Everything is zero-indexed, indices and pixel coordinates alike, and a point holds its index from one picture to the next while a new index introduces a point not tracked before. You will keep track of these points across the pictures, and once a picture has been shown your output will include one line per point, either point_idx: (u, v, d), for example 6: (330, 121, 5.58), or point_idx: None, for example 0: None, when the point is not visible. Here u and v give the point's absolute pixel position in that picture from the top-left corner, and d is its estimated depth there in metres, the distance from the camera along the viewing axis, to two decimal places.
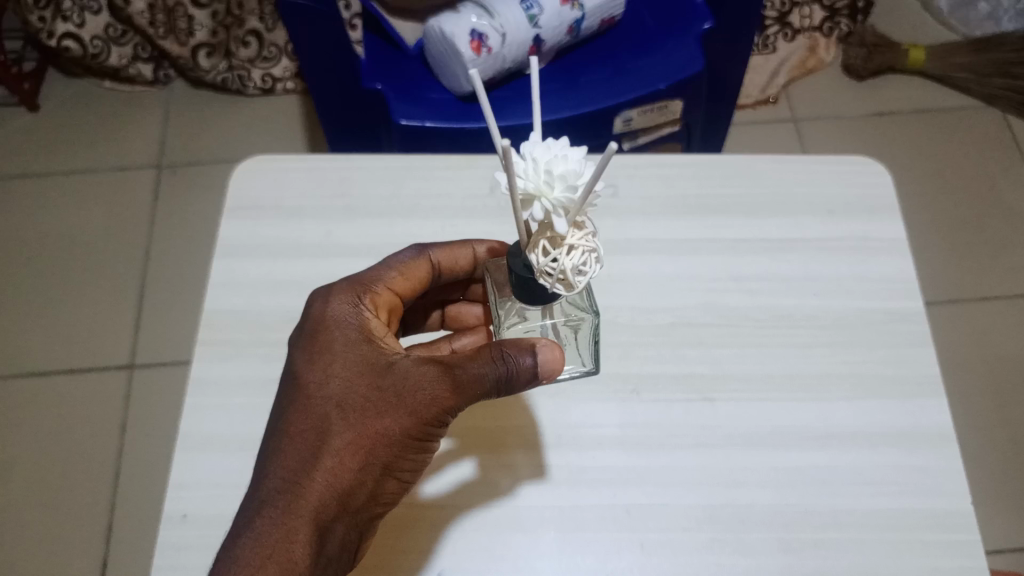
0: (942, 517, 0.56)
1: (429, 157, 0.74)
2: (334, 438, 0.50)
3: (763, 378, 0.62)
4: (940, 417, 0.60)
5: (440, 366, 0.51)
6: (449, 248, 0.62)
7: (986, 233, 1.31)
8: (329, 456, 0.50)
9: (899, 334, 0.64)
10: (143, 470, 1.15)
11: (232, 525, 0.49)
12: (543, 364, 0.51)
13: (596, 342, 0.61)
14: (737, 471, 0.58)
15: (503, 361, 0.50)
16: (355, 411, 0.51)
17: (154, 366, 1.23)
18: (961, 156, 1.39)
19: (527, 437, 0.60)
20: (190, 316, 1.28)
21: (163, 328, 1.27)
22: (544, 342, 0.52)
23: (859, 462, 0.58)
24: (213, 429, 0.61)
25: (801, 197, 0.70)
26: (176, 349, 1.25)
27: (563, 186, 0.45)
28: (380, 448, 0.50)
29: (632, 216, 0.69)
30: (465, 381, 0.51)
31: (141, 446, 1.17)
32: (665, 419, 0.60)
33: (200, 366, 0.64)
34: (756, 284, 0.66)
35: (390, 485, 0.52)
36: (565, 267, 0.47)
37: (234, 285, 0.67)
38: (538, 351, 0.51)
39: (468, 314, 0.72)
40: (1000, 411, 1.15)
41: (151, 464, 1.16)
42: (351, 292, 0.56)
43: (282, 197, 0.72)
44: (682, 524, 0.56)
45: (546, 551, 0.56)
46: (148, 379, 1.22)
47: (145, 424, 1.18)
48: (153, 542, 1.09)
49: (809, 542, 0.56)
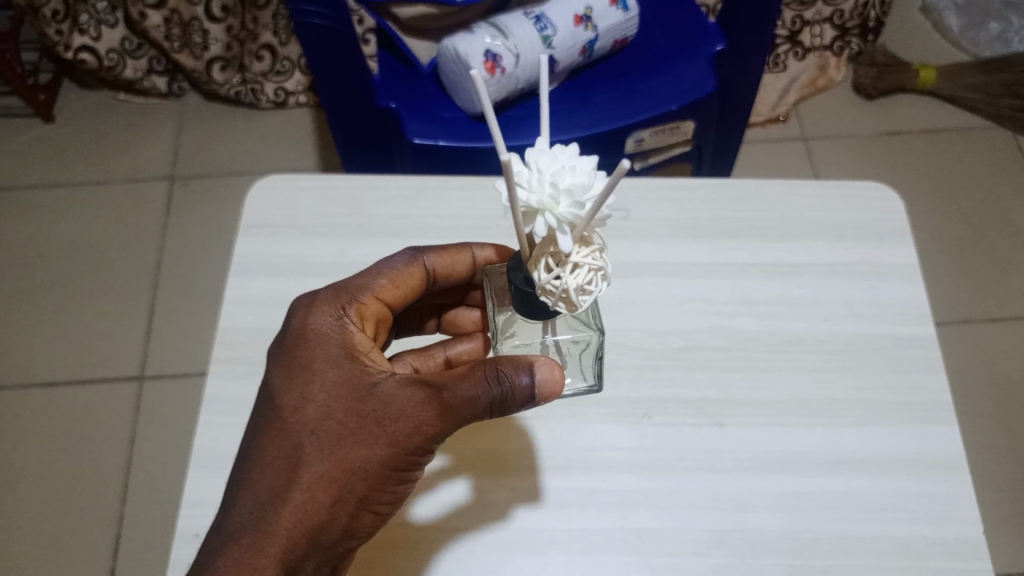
0: (951, 544, 0.56)
1: (442, 177, 0.74)
2: (308, 468, 0.50)
3: (773, 403, 0.62)
4: (949, 444, 0.60)
5: (427, 392, 0.51)
6: (446, 253, 0.62)
7: (996, 254, 1.31)
8: (301, 488, 0.50)
9: (907, 360, 0.64)
10: (158, 482, 1.16)
11: (198, 556, 0.49)
12: (539, 385, 0.52)
13: (599, 361, 0.60)
14: (746, 495, 0.58)
15: (498, 381, 0.51)
16: (332, 438, 0.51)
17: (170, 378, 1.24)
18: (971, 178, 1.39)
19: (523, 462, 0.60)
20: (206, 328, 1.29)
21: (180, 340, 1.28)
22: (541, 363, 0.52)
23: (869, 488, 0.58)
24: (225, 448, 0.61)
25: (812, 222, 0.70)
26: (191, 361, 1.25)
27: (569, 202, 0.44)
28: (355, 480, 0.50)
29: (643, 239, 0.69)
30: (454, 405, 0.51)
31: (156, 458, 1.17)
32: (675, 443, 0.60)
33: (214, 384, 0.64)
34: (766, 308, 0.66)
35: (367, 519, 0.52)
36: (568, 285, 0.47)
37: (248, 304, 0.68)
38: (535, 370, 0.51)
39: (465, 319, 0.72)
40: (1009, 434, 1.14)
41: (164, 476, 1.16)
42: (335, 303, 0.56)
43: (296, 215, 0.72)
44: (691, 549, 0.56)
45: (558, 571, 0.56)
46: (162, 390, 1.23)
47: (162, 435, 1.19)
48: (165, 552, 1.10)
49: (817, 568, 0.56)
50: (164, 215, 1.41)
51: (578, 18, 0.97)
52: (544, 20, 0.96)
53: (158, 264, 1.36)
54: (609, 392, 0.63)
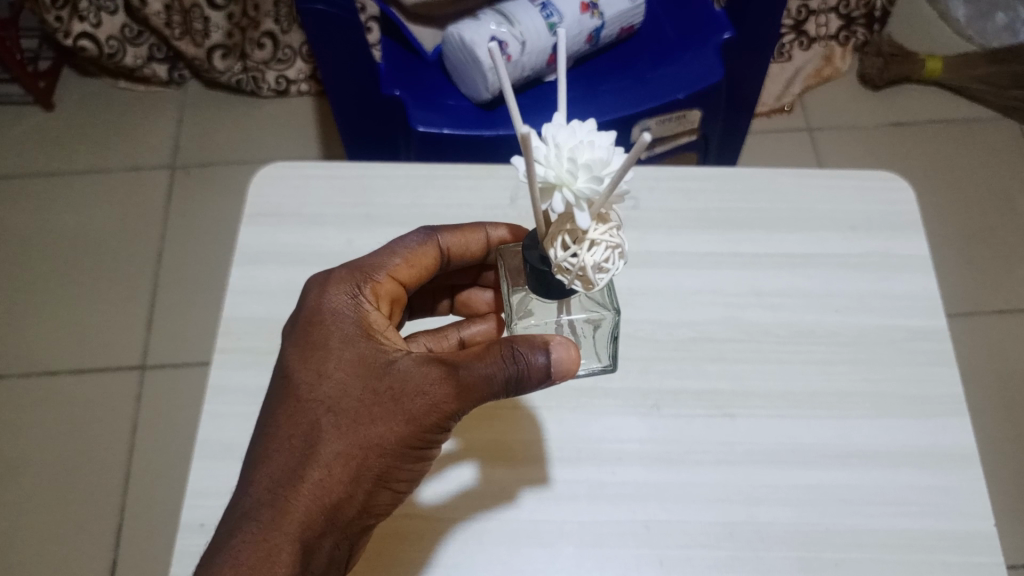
0: (963, 537, 0.56)
1: (450, 166, 0.73)
2: (324, 446, 0.49)
3: (784, 395, 0.61)
4: (961, 437, 0.60)
5: (445, 368, 0.51)
6: (460, 233, 0.62)
7: (1001, 247, 1.30)
8: (319, 465, 0.49)
9: (918, 352, 0.63)
10: (160, 472, 1.15)
11: (212, 538, 0.49)
12: (558, 363, 0.50)
13: (614, 341, 0.59)
14: (756, 487, 0.58)
15: (515, 359, 0.49)
16: (348, 416, 0.50)
17: (172, 368, 1.23)
18: (977, 170, 1.38)
19: (533, 450, 0.60)
20: (209, 318, 1.28)
21: (182, 329, 1.27)
22: (558, 341, 0.51)
23: (881, 481, 0.58)
24: (230, 438, 0.61)
25: (823, 213, 0.70)
26: (193, 350, 1.25)
27: (588, 177, 0.43)
28: (373, 458, 0.50)
29: (652, 229, 0.69)
30: (471, 383, 0.50)
31: (158, 448, 1.17)
32: (685, 435, 0.60)
33: (220, 373, 0.64)
34: (777, 299, 0.65)
35: (383, 497, 0.51)
36: (585, 263, 0.47)
37: (255, 292, 0.67)
38: (552, 349, 0.50)
39: (478, 300, 0.71)
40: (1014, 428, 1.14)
41: (167, 466, 1.16)
42: (350, 280, 0.56)
43: (303, 204, 0.71)
44: (702, 541, 0.56)
45: (566, 564, 0.56)
46: (164, 380, 1.22)
47: (163, 426, 1.18)
48: (169, 543, 1.09)
49: (828, 562, 0.55)
50: (166, 204, 1.40)
51: (585, 5, 0.95)
52: (550, 7, 0.95)
53: (159, 253, 1.35)
54: (619, 383, 0.62)
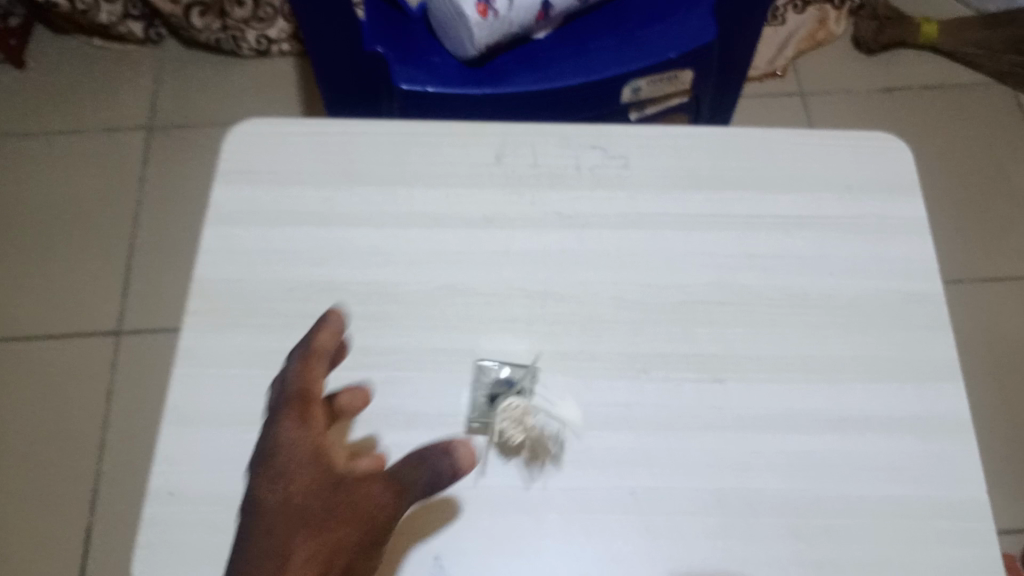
0: (955, 504, 0.55)
1: (435, 125, 0.70)
2: (295, 554, 0.48)
3: (775, 360, 0.60)
4: (954, 403, 0.58)
5: (387, 479, 0.52)
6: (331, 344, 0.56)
7: (993, 213, 1.29)
8: (298, 559, 0.48)
9: (913, 317, 0.62)
10: (134, 440, 1.13)
11: None
12: (465, 462, 0.54)
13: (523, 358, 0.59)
14: (746, 454, 0.56)
15: (428, 463, 0.53)
16: (309, 519, 0.49)
17: (141, 334, 1.21)
18: (970, 135, 1.36)
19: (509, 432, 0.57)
20: (181, 282, 1.25)
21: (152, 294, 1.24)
22: (463, 441, 0.55)
23: (873, 448, 0.57)
24: (205, 404, 0.60)
25: (819, 174, 0.67)
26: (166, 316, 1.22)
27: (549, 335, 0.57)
28: (340, 558, 0.49)
29: (642, 190, 0.67)
30: (417, 483, 0.52)
31: (130, 416, 1.14)
32: (674, 401, 0.58)
33: (193, 337, 0.62)
34: (769, 263, 0.64)
35: None
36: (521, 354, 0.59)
37: (229, 253, 0.65)
38: (457, 451, 0.54)
39: None
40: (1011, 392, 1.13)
41: (140, 433, 1.13)
42: (283, 409, 0.53)
43: (280, 161, 0.68)
44: (689, 508, 0.55)
45: (551, 531, 0.54)
46: (137, 345, 1.19)
47: (136, 393, 1.16)
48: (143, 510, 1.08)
49: (818, 529, 0.54)
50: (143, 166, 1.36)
51: None
52: None
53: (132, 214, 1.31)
54: (606, 347, 0.60)
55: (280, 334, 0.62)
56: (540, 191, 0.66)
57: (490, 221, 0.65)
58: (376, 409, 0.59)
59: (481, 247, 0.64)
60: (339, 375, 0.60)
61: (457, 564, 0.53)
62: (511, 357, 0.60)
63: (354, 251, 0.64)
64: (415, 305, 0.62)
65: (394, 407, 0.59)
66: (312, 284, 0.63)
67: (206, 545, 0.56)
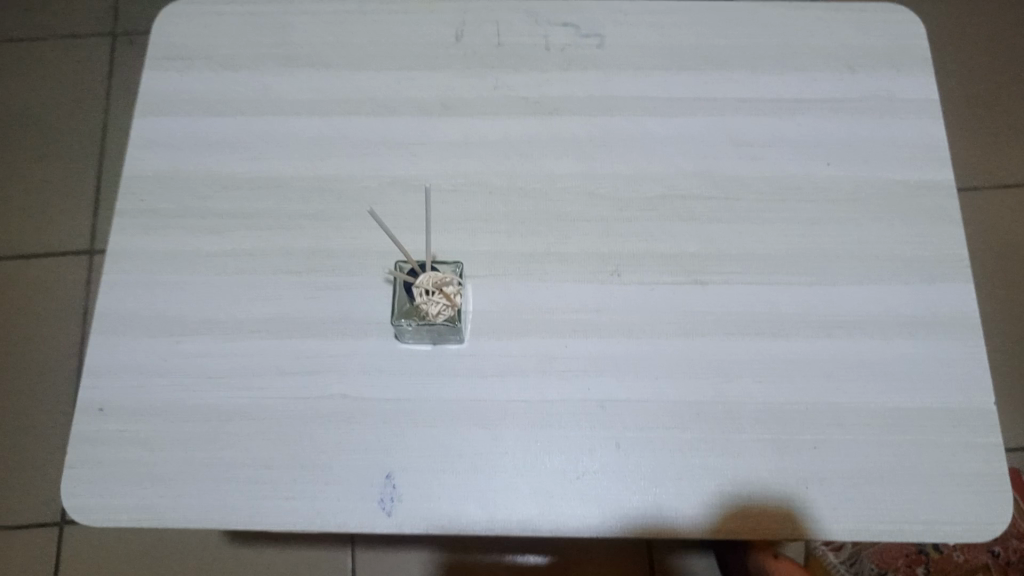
0: (960, 415, 0.49)
1: (385, 1, 0.63)
2: None
3: (763, 259, 0.54)
4: (962, 304, 0.52)
5: None
6: None
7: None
8: None
9: (921, 210, 0.55)
10: (41, 377, 0.96)
11: None
12: None
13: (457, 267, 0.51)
14: (729, 361, 0.51)
15: None
16: None
17: (50, 258, 1.02)
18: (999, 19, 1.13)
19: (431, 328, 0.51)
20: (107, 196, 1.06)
21: (62, 212, 1.05)
22: None
23: (870, 353, 0.51)
24: (133, 309, 0.53)
25: (817, 51, 0.60)
26: (81, 236, 1.04)
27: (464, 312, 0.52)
28: None
29: (618, 70, 0.60)
30: None
31: (40, 345, 0.97)
32: (648, 304, 0.52)
33: (119, 239, 0.55)
34: (759, 151, 0.57)
35: None
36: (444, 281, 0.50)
37: (157, 148, 0.58)
38: None
39: None
40: None
41: (49, 367, 0.96)
42: None
43: (214, 45, 0.62)
44: (665, 422, 0.49)
45: (511, 447, 0.49)
46: (51, 271, 1.02)
47: (47, 320, 0.99)
48: (52, 454, 0.92)
49: (807, 443, 0.49)
50: (42, 72, 1.14)
51: None
52: None
53: (35, 114, 1.11)
54: (574, 247, 0.54)
55: (215, 234, 0.55)
56: (503, 74, 0.60)
57: (447, 107, 0.59)
58: (319, 316, 0.53)
59: (436, 138, 0.58)
60: (280, 277, 0.54)
61: (409, 483, 0.48)
62: (469, 257, 0.54)
63: (296, 142, 0.58)
64: (364, 201, 0.56)
65: (340, 314, 0.53)
66: (248, 180, 0.57)
67: (135, 463, 0.49)
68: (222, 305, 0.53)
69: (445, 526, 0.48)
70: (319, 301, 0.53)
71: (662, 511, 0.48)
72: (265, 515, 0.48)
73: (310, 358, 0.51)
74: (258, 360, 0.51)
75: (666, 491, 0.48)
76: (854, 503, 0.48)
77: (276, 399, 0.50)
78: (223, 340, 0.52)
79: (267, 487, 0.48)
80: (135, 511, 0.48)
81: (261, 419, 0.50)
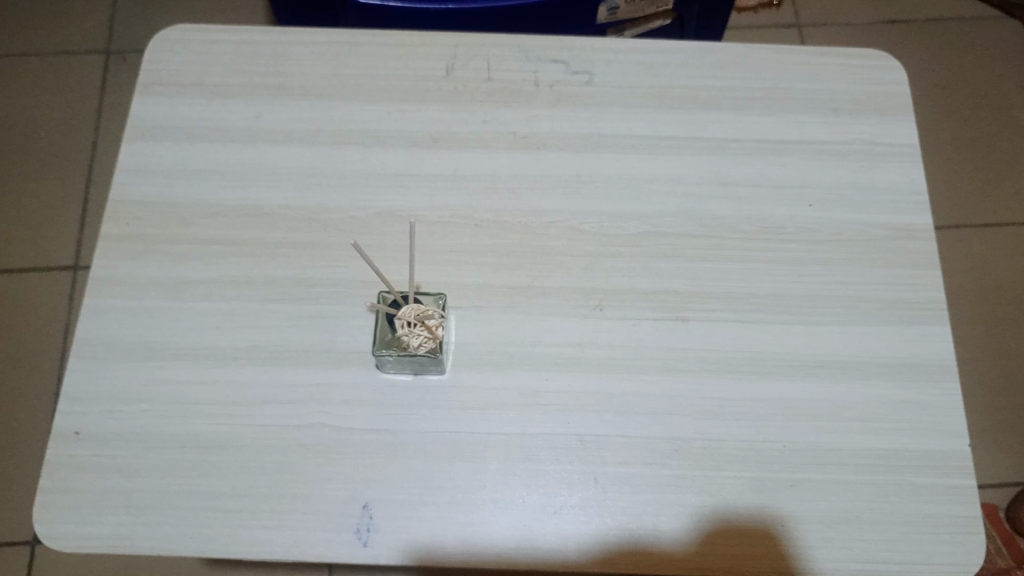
0: (936, 458, 0.50)
1: (378, 33, 0.64)
2: None
3: (745, 298, 0.54)
4: (942, 347, 0.53)
5: None
6: None
7: (1009, 154, 1.09)
8: None
9: (902, 253, 0.56)
10: (20, 393, 0.95)
11: None
12: None
13: (441, 300, 0.52)
14: (710, 400, 0.51)
15: None
16: None
17: (35, 273, 1.02)
18: (983, 64, 1.16)
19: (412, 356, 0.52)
20: (94, 212, 1.06)
21: (50, 227, 1.05)
22: None
23: (850, 395, 0.51)
24: (116, 335, 0.53)
25: (803, 94, 0.61)
26: (66, 251, 1.03)
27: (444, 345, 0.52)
28: None
29: (607, 107, 0.61)
30: None
31: (19, 362, 0.97)
32: (631, 340, 0.53)
33: (105, 264, 0.55)
34: (744, 190, 0.58)
35: None
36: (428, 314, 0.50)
37: (147, 172, 0.58)
38: None
39: None
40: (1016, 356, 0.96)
41: (27, 385, 0.95)
42: None
43: (208, 71, 0.62)
44: (644, 458, 0.50)
45: (491, 481, 0.49)
46: (31, 288, 1.01)
47: (26, 338, 0.98)
48: (31, 472, 0.91)
49: (785, 483, 0.49)
50: (33, 89, 1.14)
51: None
52: None
53: (26, 129, 1.11)
54: (559, 282, 0.55)
55: (202, 260, 0.55)
56: (493, 108, 0.61)
57: (437, 141, 0.59)
58: (303, 345, 0.53)
59: (425, 170, 0.58)
60: (265, 306, 0.54)
61: (387, 516, 0.48)
62: (455, 290, 0.54)
63: (285, 171, 0.58)
64: (351, 231, 0.56)
65: (324, 344, 0.53)
66: (237, 208, 0.57)
67: (112, 491, 0.49)
68: (207, 332, 0.53)
69: (423, 558, 0.47)
70: (304, 330, 0.53)
71: (641, 548, 0.47)
72: (241, 546, 0.47)
73: (293, 388, 0.51)
74: (240, 389, 0.51)
75: (644, 528, 0.48)
76: (831, 544, 0.48)
77: (257, 428, 0.50)
78: (206, 368, 0.52)
79: (245, 517, 0.48)
80: (111, 539, 0.48)
81: (241, 447, 0.50)
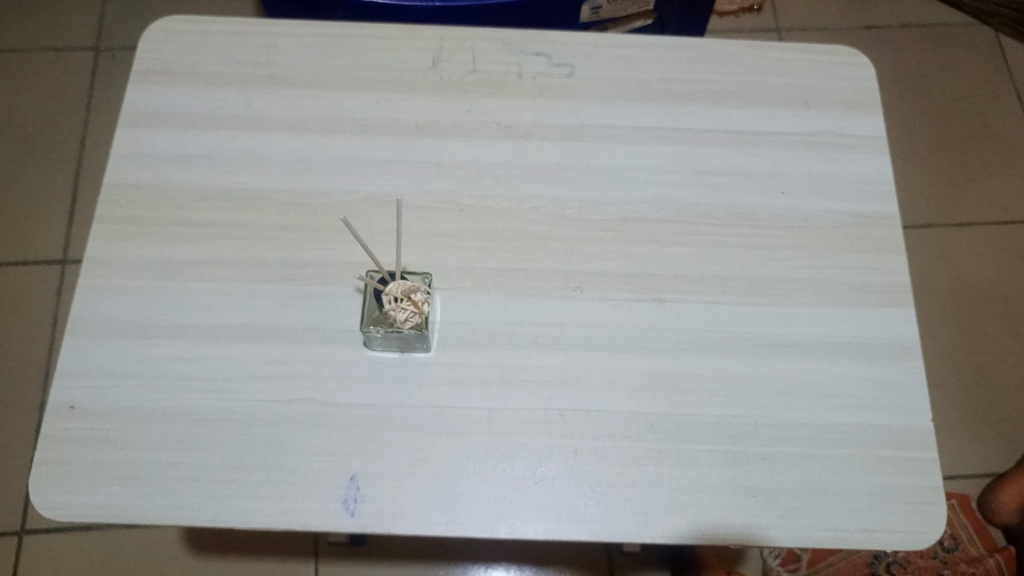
0: (899, 433, 0.52)
1: (367, 26, 0.66)
2: None
3: (719, 281, 0.56)
4: (905, 328, 0.56)
5: None
6: None
7: (980, 157, 1.12)
8: None
9: (869, 239, 0.59)
10: (8, 384, 0.96)
11: None
12: None
13: (427, 279, 0.54)
14: (684, 377, 0.53)
15: None
16: None
17: (22, 266, 1.03)
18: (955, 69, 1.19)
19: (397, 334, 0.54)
20: (82, 206, 1.07)
21: (38, 220, 1.06)
22: None
23: (818, 373, 0.54)
24: (109, 314, 0.54)
25: (775, 88, 0.64)
26: (54, 245, 1.04)
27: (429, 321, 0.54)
28: None
29: (588, 99, 0.63)
30: None
31: (7, 353, 0.98)
32: (609, 320, 0.55)
33: (99, 245, 0.57)
34: (719, 179, 0.60)
35: None
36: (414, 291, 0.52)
37: (140, 158, 0.60)
38: None
39: None
40: (986, 351, 0.99)
41: (15, 375, 0.96)
42: None
43: (200, 61, 0.64)
44: (620, 432, 0.52)
45: (473, 453, 0.51)
46: (19, 281, 1.02)
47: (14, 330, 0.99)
48: (19, 461, 0.92)
49: (755, 456, 0.51)
50: (23, 84, 1.15)
51: None
52: None
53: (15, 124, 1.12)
54: (541, 265, 0.57)
55: (194, 243, 0.57)
56: (478, 98, 0.63)
57: (423, 129, 0.61)
58: (292, 324, 0.54)
59: (411, 158, 0.60)
60: (255, 286, 0.56)
61: (373, 487, 0.50)
62: (440, 272, 0.56)
63: (275, 157, 0.60)
64: (340, 216, 0.58)
65: (312, 323, 0.54)
66: (228, 192, 0.59)
67: (104, 463, 0.50)
68: (197, 311, 0.55)
69: (406, 527, 0.49)
70: (293, 309, 0.55)
71: (616, 517, 0.49)
72: (231, 515, 0.49)
73: (282, 365, 0.53)
74: (230, 365, 0.53)
75: (620, 498, 0.50)
76: (799, 513, 0.50)
77: (247, 403, 0.52)
78: (197, 345, 0.53)
79: (235, 487, 0.50)
80: (103, 509, 0.49)
81: (231, 421, 0.51)
